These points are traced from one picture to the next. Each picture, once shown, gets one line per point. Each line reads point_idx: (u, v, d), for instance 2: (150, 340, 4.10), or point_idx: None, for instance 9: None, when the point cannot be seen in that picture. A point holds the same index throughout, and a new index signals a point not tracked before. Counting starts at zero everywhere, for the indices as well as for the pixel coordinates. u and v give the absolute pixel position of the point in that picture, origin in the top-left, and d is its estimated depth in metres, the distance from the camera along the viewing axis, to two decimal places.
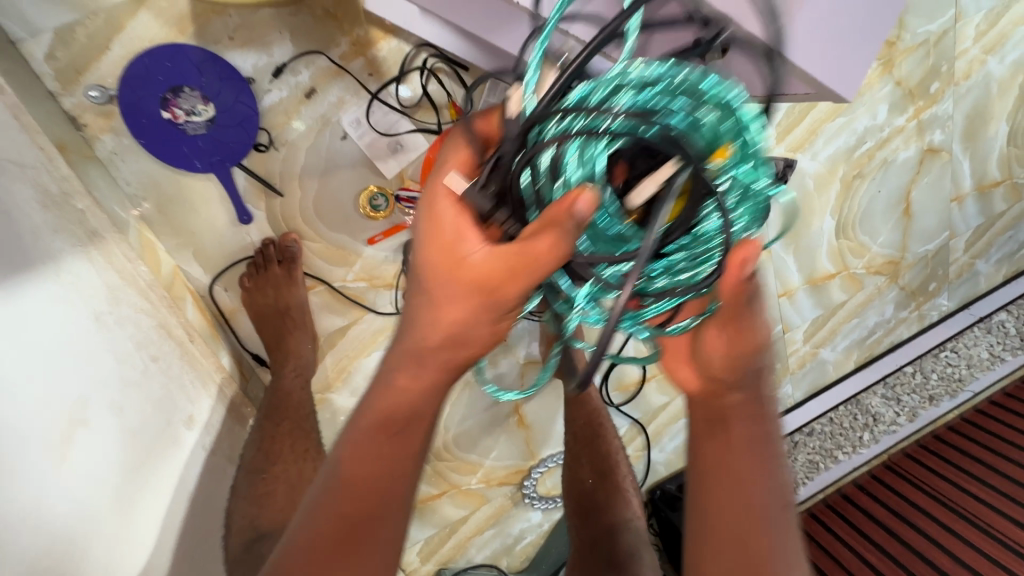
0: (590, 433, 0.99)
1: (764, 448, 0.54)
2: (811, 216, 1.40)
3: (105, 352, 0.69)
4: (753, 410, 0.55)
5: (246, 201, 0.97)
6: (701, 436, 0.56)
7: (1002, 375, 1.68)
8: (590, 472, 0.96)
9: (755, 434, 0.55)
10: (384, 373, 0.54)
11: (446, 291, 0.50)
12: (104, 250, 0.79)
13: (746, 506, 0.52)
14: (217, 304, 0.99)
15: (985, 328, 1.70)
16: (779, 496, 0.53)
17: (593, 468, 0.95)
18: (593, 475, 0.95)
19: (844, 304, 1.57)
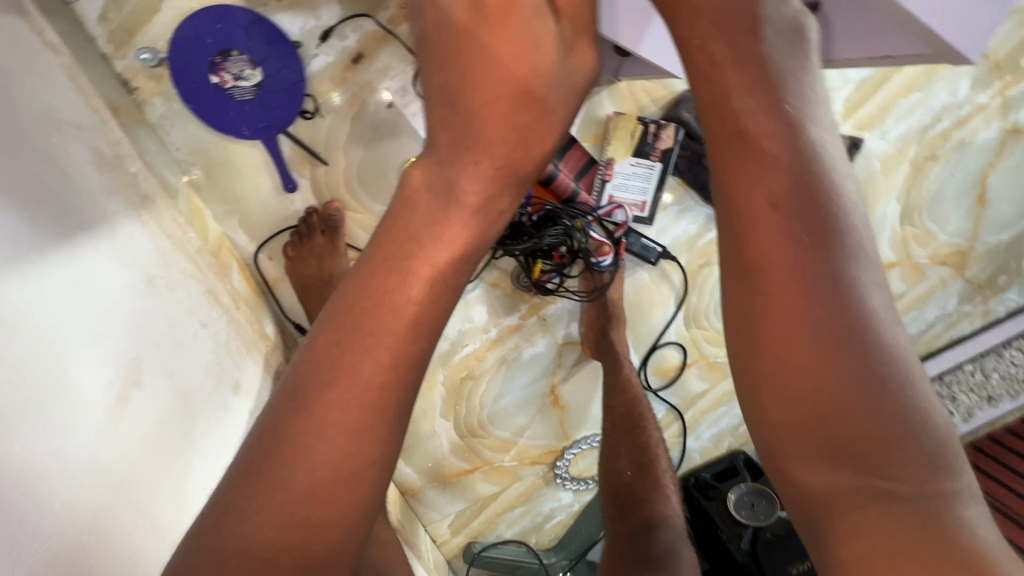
0: (629, 422, 0.97)
1: (835, 328, 0.39)
2: (875, 201, 1.31)
3: (158, 314, 0.70)
4: (809, 276, 0.40)
5: (291, 169, 0.96)
6: (764, 324, 0.42)
7: None
8: (628, 464, 0.93)
9: (823, 313, 0.40)
10: (343, 351, 0.42)
11: (393, 261, 0.45)
12: (156, 214, 0.80)
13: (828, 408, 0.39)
14: (262, 272, 1.00)
15: None
16: (874, 399, 0.38)
17: (632, 460, 0.92)
18: (631, 467, 0.92)
19: (903, 296, 1.47)
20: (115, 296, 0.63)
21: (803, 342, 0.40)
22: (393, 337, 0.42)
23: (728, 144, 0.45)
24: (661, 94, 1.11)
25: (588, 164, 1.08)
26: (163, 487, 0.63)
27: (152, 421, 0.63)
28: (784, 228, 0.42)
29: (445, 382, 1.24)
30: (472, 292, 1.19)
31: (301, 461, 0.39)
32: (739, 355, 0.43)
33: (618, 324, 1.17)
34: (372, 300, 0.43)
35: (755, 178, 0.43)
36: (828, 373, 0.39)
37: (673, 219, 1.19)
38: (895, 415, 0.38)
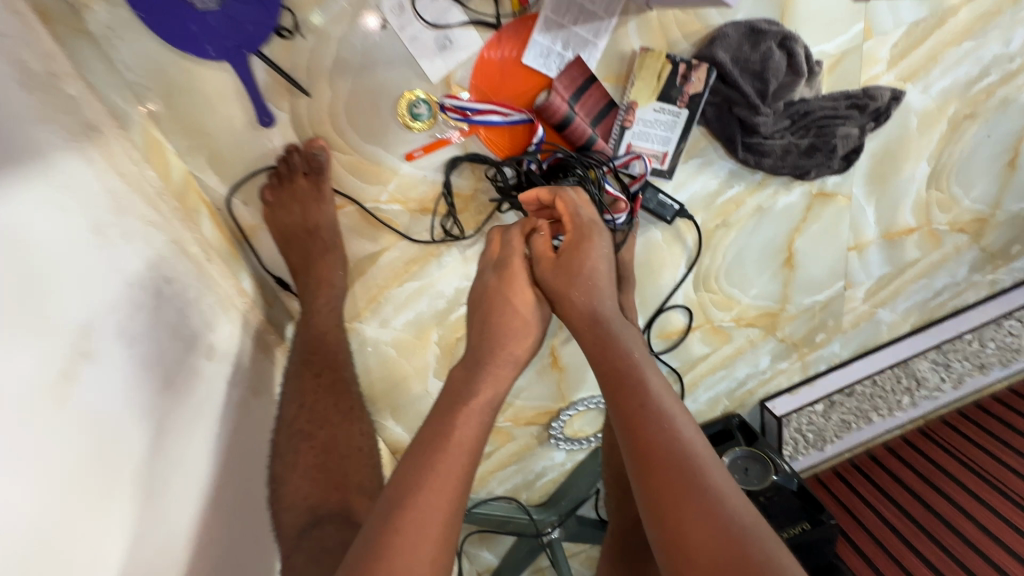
0: None
1: (698, 493, 0.57)
2: (905, 160, 1.22)
3: (112, 272, 0.60)
4: (674, 456, 0.60)
5: (267, 99, 0.81)
6: (658, 498, 0.59)
7: None
8: None
9: (688, 484, 0.58)
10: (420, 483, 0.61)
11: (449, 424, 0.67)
12: (103, 147, 0.67)
13: (710, 550, 0.54)
14: (235, 220, 0.88)
15: None
16: (734, 536, 0.54)
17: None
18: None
19: (916, 263, 1.42)
20: (49, 251, 0.52)
21: (688, 509, 0.57)
22: (452, 478, 0.62)
23: (620, 393, 0.67)
24: (695, 29, 0.94)
25: (606, 108, 0.95)
26: (122, 474, 0.55)
27: (104, 398, 0.54)
28: (654, 420, 0.63)
29: (439, 342, 1.12)
30: (474, 247, 1.02)
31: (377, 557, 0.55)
32: (651, 517, 0.59)
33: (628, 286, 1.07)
34: (409, 490, 0.60)
35: (636, 411, 0.65)
36: (707, 529, 0.55)
37: (694, 173, 1.08)
38: (750, 545, 0.54)
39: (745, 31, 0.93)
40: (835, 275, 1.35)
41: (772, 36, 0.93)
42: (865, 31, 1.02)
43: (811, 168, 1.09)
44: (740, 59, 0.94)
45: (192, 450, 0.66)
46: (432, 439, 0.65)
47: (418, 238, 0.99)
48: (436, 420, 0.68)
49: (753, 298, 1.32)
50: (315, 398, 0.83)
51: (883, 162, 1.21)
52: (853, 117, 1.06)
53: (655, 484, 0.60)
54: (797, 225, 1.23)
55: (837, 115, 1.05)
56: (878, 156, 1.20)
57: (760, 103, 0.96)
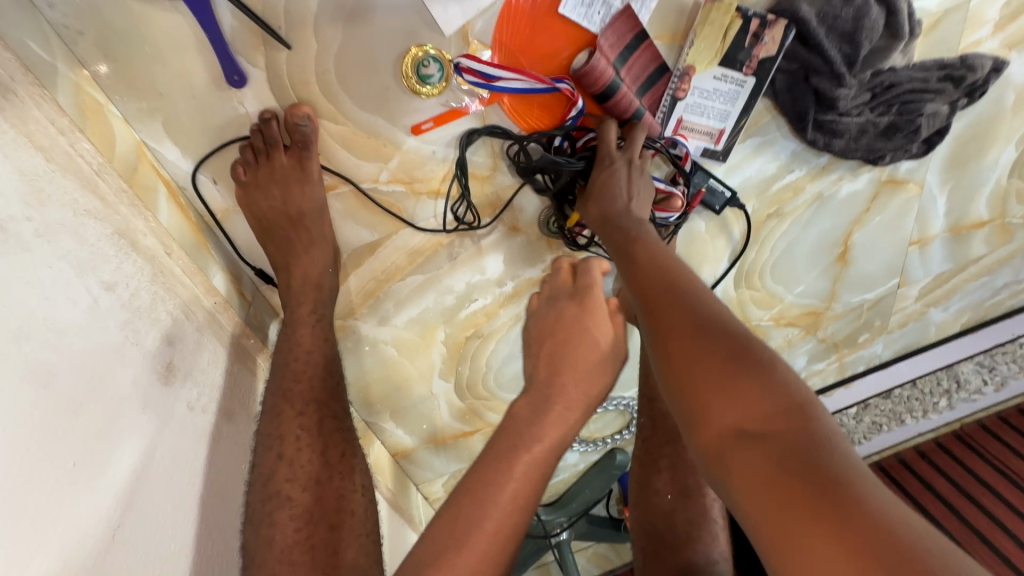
0: (673, 429, 0.77)
1: (718, 338, 0.47)
2: (990, 144, 1.05)
3: (21, 283, 0.45)
4: (691, 315, 0.50)
5: (236, 52, 0.64)
6: (673, 355, 0.49)
7: None
8: (669, 487, 0.75)
9: (704, 333, 0.48)
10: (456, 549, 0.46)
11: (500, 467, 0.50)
12: (14, 110, 0.51)
13: (737, 395, 0.43)
14: (203, 201, 0.73)
15: None
16: (767, 393, 0.42)
17: (675, 481, 0.74)
18: (673, 491, 0.74)
19: (980, 259, 1.26)
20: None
21: (730, 378, 0.44)
22: (501, 536, 0.47)
23: (652, 283, 0.57)
24: None
25: (657, 73, 0.78)
26: (48, 551, 0.41)
27: (11, 465, 0.40)
28: (673, 290, 0.54)
29: (446, 342, 0.98)
30: (486, 237, 0.87)
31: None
32: (673, 382, 0.48)
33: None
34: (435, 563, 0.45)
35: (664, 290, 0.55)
36: (749, 409, 0.42)
37: (750, 155, 0.92)
38: (790, 410, 0.41)
39: None
40: (891, 271, 1.20)
41: None
42: None
43: (887, 152, 0.92)
44: (827, 15, 0.76)
45: (150, 504, 0.53)
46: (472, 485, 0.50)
47: (426, 225, 0.83)
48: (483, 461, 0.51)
49: (797, 296, 1.17)
50: (298, 446, 0.71)
51: (966, 145, 1.04)
52: (945, 91, 0.88)
53: (677, 345, 0.49)
54: (858, 216, 1.07)
55: (928, 90, 0.87)
56: (961, 139, 1.03)
57: (847, 72, 0.79)
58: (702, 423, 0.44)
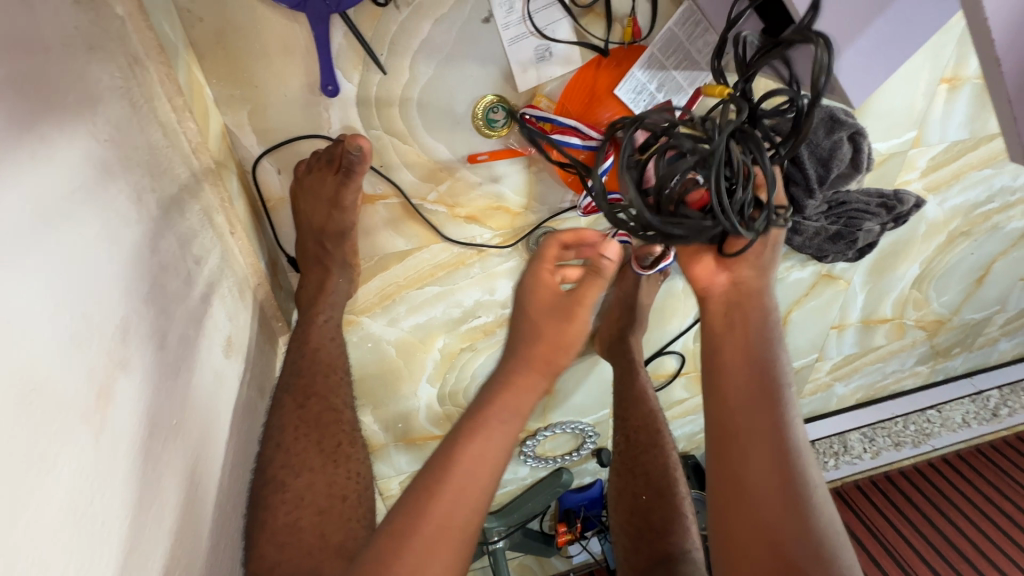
0: (648, 438, 0.92)
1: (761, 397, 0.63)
2: (902, 260, 1.31)
3: (149, 252, 0.50)
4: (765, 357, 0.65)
5: (336, 66, 0.71)
6: (723, 439, 0.63)
7: (963, 440, 1.66)
8: (644, 487, 0.89)
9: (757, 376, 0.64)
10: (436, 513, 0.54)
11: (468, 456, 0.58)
12: (145, 86, 0.55)
13: (761, 482, 0.59)
14: (260, 185, 0.77)
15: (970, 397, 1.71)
16: (786, 467, 0.59)
17: (649, 484, 0.88)
18: (649, 492, 0.87)
19: (878, 348, 1.53)
20: (83, 234, 0.41)
21: (745, 482, 0.60)
22: (467, 501, 0.56)
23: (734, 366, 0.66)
24: (778, 101, 0.94)
25: None
26: (159, 500, 0.47)
27: (132, 415, 0.44)
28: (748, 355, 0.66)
29: (442, 350, 1.05)
30: (503, 263, 0.97)
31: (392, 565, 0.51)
32: (727, 445, 0.62)
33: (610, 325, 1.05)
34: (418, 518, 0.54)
35: (738, 429, 0.62)
36: (772, 470, 0.59)
37: None
38: (790, 482, 0.58)
39: (824, 117, 0.94)
40: (813, 347, 1.43)
41: (847, 129, 0.94)
42: (915, 140, 1.06)
43: (832, 254, 1.12)
44: (813, 142, 0.94)
45: (206, 467, 0.57)
46: (447, 464, 0.58)
47: (459, 244, 0.92)
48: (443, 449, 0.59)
49: None
50: (295, 435, 0.75)
51: (885, 258, 1.29)
52: (879, 215, 1.10)
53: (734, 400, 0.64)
54: (798, 298, 1.28)
55: (868, 211, 1.08)
56: (883, 253, 1.27)
57: (817, 188, 0.98)
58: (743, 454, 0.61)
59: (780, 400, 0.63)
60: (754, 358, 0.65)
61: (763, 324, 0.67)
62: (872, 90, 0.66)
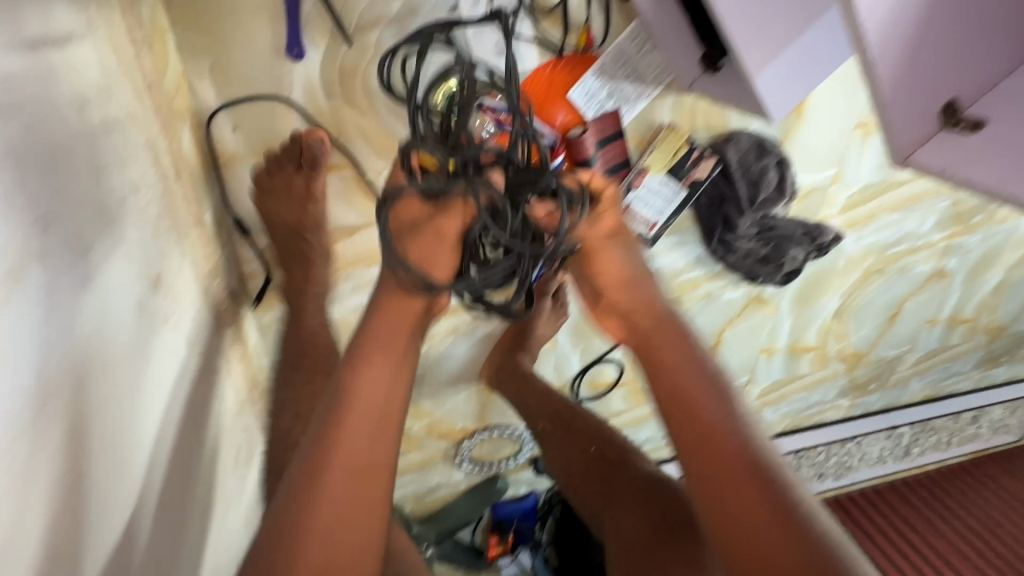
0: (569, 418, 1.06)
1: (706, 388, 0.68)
2: (825, 291, 1.42)
3: (85, 164, 0.50)
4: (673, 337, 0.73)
5: (304, 32, 0.74)
6: (696, 443, 0.65)
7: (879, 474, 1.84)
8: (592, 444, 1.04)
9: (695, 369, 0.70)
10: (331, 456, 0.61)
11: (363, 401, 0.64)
12: (105, 12, 0.56)
13: (740, 478, 0.61)
14: (214, 141, 0.77)
15: (888, 434, 1.80)
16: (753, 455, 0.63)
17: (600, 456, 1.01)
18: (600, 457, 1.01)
19: (804, 376, 1.63)
20: (8, 120, 0.41)
21: (728, 479, 0.62)
22: (360, 447, 0.62)
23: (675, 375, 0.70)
24: (715, 124, 1.03)
25: (620, 165, 0.97)
26: (57, 410, 0.45)
27: (26, 313, 0.42)
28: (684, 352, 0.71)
29: None
30: None
31: (304, 534, 0.57)
32: (701, 455, 0.64)
33: (543, 321, 1.10)
34: (318, 469, 0.60)
35: (730, 464, 0.62)
36: (747, 464, 0.62)
37: (669, 248, 1.17)
38: (760, 463, 0.62)
39: (755, 143, 1.03)
40: (744, 368, 1.51)
41: (772, 156, 1.05)
42: (834, 177, 1.18)
43: (760, 275, 1.21)
44: (744, 165, 1.03)
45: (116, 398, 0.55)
46: (330, 422, 0.63)
47: None
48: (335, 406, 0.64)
49: None
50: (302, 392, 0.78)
51: (810, 287, 1.39)
52: (804, 243, 1.19)
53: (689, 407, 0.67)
54: (731, 318, 1.36)
55: (792, 238, 1.18)
56: (808, 281, 1.38)
57: (747, 209, 1.06)
58: (711, 453, 0.64)
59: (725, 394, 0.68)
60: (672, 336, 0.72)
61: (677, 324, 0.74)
62: (797, 101, 0.75)
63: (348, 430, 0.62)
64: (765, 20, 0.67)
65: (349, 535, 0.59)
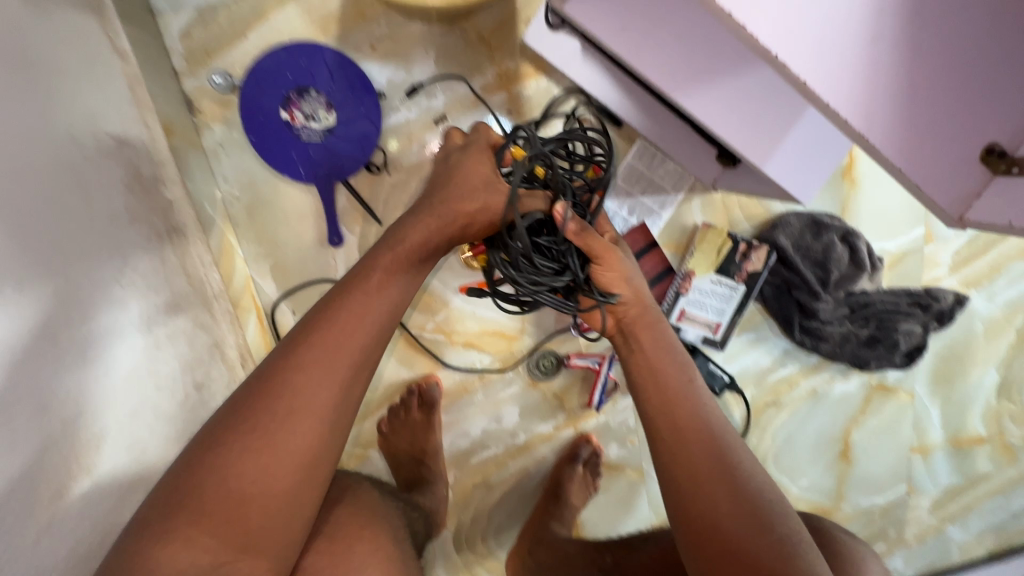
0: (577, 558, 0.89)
1: (709, 447, 0.59)
2: (971, 365, 1.15)
3: (148, 377, 0.59)
4: (648, 322, 0.68)
5: (341, 221, 0.85)
6: (685, 499, 0.57)
7: None
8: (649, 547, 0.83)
9: (696, 419, 0.61)
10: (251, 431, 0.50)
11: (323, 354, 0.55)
12: (180, 249, 0.69)
13: (732, 543, 0.53)
14: (278, 327, 0.86)
15: None
16: (753, 502, 0.55)
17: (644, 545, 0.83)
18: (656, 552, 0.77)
19: (989, 478, 1.24)
20: (65, 351, 0.48)
21: (724, 547, 0.53)
22: (308, 401, 0.53)
23: (671, 420, 0.62)
24: (756, 212, 0.98)
25: (664, 273, 0.95)
26: None
27: (80, 522, 0.47)
28: (683, 390, 0.64)
29: (454, 485, 1.02)
30: (506, 388, 0.99)
31: (197, 495, 0.47)
32: (692, 520, 0.56)
33: (573, 487, 0.99)
34: (247, 422, 0.51)
35: (720, 517, 0.55)
36: (729, 515, 0.55)
37: (747, 346, 1.04)
38: (758, 509, 0.55)
39: (807, 222, 0.95)
40: (897, 476, 1.20)
41: (835, 231, 0.95)
42: (926, 236, 1.03)
43: (871, 360, 1.03)
44: (802, 247, 0.94)
45: None
46: (267, 384, 0.53)
47: (461, 371, 0.96)
48: (278, 356, 0.55)
49: (805, 489, 1.14)
50: None
51: (947, 363, 1.15)
52: (915, 314, 1.02)
53: (690, 470, 0.58)
54: (854, 415, 1.13)
55: (897, 312, 1.01)
56: (942, 357, 1.14)
57: (821, 291, 0.95)
58: (697, 515, 0.56)
59: (716, 435, 0.60)
60: (674, 385, 0.64)
61: (664, 358, 0.66)
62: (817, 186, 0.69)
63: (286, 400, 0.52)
64: (755, 119, 0.63)
65: (256, 519, 0.48)
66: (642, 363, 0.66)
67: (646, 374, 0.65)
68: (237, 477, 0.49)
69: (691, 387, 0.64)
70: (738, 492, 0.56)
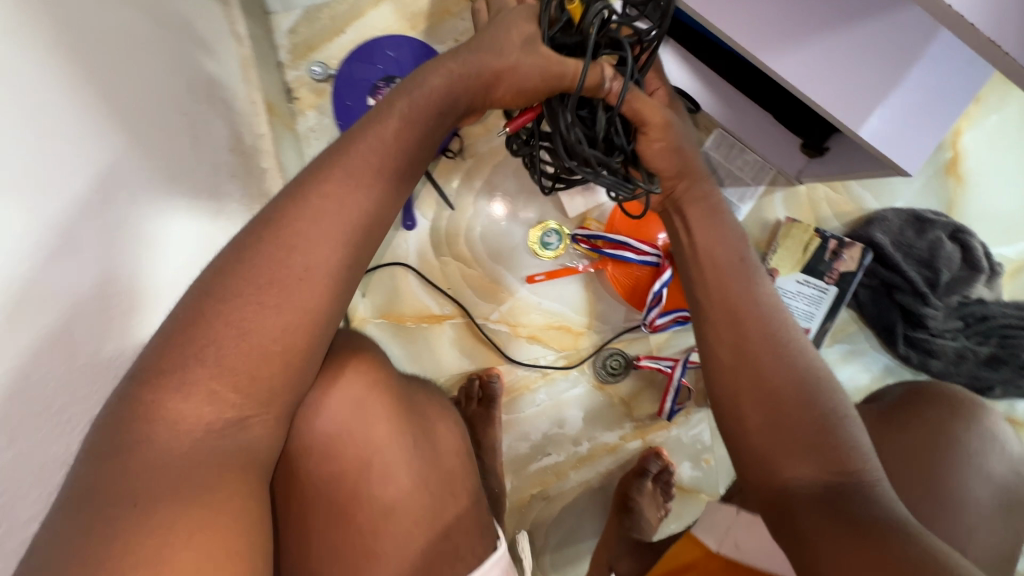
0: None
1: (778, 358, 0.51)
2: None
3: None
4: (708, 204, 0.60)
5: (416, 206, 0.89)
6: (746, 410, 0.50)
7: None
8: None
9: (764, 321, 0.53)
10: (228, 325, 0.41)
11: (308, 248, 0.43)
12: None
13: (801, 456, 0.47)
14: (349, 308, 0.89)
15: None
16: (824, 420, 0.48)
17: None
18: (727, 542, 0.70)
19: None
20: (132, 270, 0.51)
21: (789, 461, 0.47)
22: (292, 303, 0.43)
23: (731, 323, 0.54)
24: (847, 209, 0.91)
25: None
26: None
27: None
28: (748, 294, 0.55)
29: (510, 495, 0.95)
30: (570, 389, 0.94)
31: (163, 404, 0.38)
32: (750, 433, 0.50)
33: (645, 502, 0.89)
34: (216, 319, 0.41)
35: (784, 431, 0.48)
36: (794, 429, 0.48)
37: (841, 359, 0.92)
38: (830, 428, 0.48)
39: (908, 218, 0.87)
40: None
41: (941, 228, 0.86)
42: None
43: (997, 384, 0.88)
44: (904, 244, 0.86)
45: None
46: (228, 279, 0.41)
47: (524, 366, 0.92)
48: (240, 250, 0.43)
49: None
50: None
51: None
52: None
53: (751, 379, 0.51)
54: None
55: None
56: None
57: (930, 294, 0.85)
58: (758, 432, 0.49)
59: (785, 345, 0.52)
60: (735, 284, 0.56)
61: (726, 247, 0.58)
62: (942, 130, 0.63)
63: (272, 294, 0.42)
64: (847, 81, 0.61)
65: (240, 436, 0.41)
66: (700, 261, 0.58)
67: (705, 267, 0.57)
68: (216, 382, 0.40)
69: (759, 296, 0.55)
70: (809, 408, 0.48)
